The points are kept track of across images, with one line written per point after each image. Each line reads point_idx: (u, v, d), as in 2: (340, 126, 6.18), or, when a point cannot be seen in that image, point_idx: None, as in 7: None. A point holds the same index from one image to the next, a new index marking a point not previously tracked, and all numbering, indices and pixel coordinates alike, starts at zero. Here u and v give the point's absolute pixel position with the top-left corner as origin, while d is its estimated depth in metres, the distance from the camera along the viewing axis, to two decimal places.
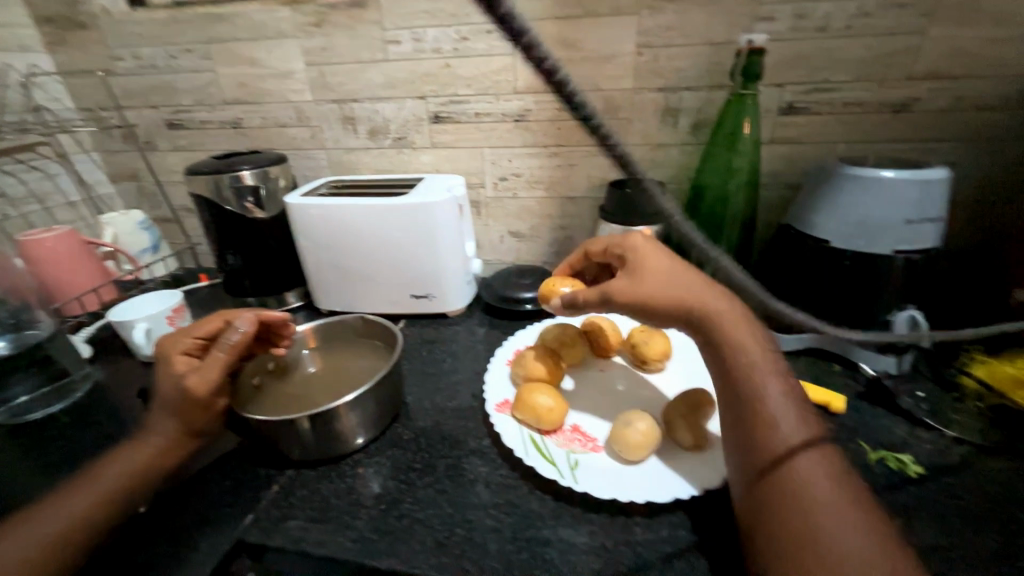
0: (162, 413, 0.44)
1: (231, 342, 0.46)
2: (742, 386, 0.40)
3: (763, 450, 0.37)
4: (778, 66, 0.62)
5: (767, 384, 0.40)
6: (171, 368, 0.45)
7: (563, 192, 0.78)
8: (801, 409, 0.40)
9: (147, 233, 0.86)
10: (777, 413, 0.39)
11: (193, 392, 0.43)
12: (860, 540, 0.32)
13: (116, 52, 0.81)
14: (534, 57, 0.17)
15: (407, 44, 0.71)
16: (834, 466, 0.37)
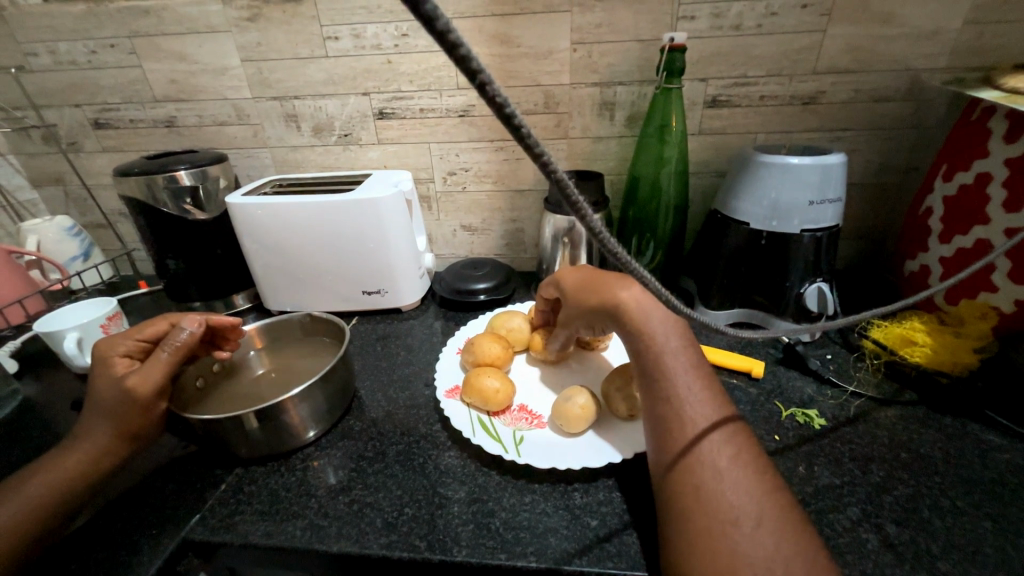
0: (100, 415, 0.43)
1: (176, 342, 0.45)
2: (651, 369, 0.42)
3: (670, 424, 0.39)
4: (700, 62, 0.66)
5: (671, 360, 0.42)
6: (110, 371, 0.44)
7: (511, 185, 0.80)
8: (706, 380, 0.42)
9: (77, 239, 0.82)
10: (680, 387, 0.41)
11: (135, 391, 0.43)
12: (738, 483, 0.35)
13: (29, 47, 0.76)
14: (455, 51, 0.16)
15: (347, 41, 0.70)
16: (735, 432, 0.39)
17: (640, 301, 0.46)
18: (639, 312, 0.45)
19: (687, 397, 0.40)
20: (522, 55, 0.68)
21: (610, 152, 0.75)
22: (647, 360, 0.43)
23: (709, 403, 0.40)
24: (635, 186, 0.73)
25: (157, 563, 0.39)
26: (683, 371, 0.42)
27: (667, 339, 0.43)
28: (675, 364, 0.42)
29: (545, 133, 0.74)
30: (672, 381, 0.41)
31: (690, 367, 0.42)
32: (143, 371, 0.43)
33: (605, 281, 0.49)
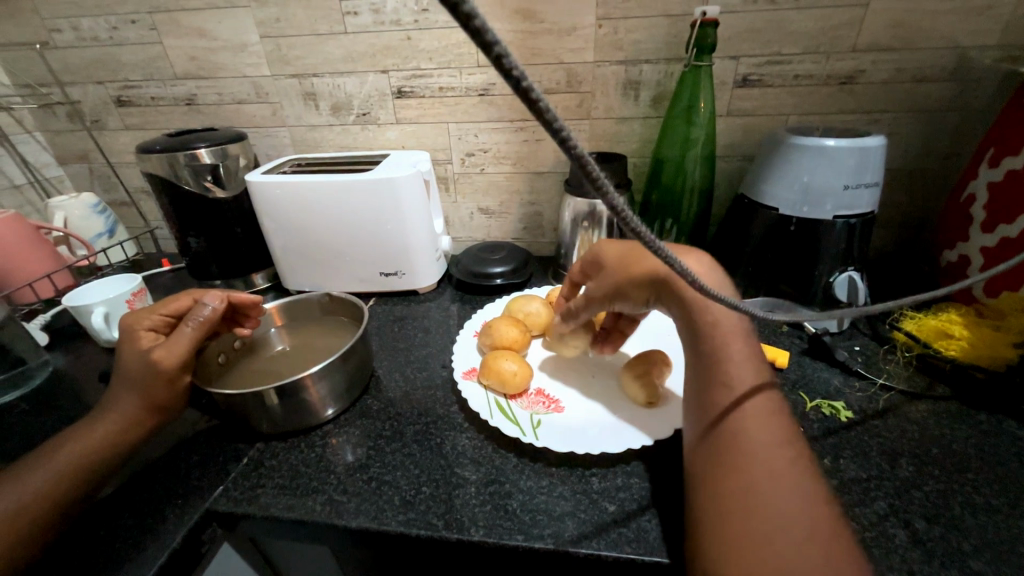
0: (128, 388, 0.43)
1: (200, 318, 0.46)
2: (702, 342, 0.41)
3: (717, 401, 0.38)
4: (731, 39, 0.63)
5: (728, 338, 0.40)
6: (136, 345, 0.44)
7: (530, 167, 0.78)
8: (758, 364, 0.40)
9: (102, 217, 0.84)
10: (732, 362, 0.39)
11: (160, 364, 0.43)
12: (786, 473, 0.33)
13: (52, 22, 0.76)
14: (465, 21, 0.14)
15: (366, 16, 0.69)
16: (782, 415, 0.38)
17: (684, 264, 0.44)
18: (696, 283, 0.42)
19: (740, 378, 0.39)
20: (545, 31, 0.66)
21: (633, 134, 0.73)
22: (700, 335, 0.41)
23: (756, 387, 0.38)
24: (658, 168, 0.71)
25: (183, 531, 0.40)
26: (738, 352, 0.40)
27: (726, 316, 0.41)
28: (730, 344, 0.40)
29: (567, 113, 0.72)
30: (726, 361, 0.39)
31: (745, 348, 0.40)
32: (169, 345, 0.44)
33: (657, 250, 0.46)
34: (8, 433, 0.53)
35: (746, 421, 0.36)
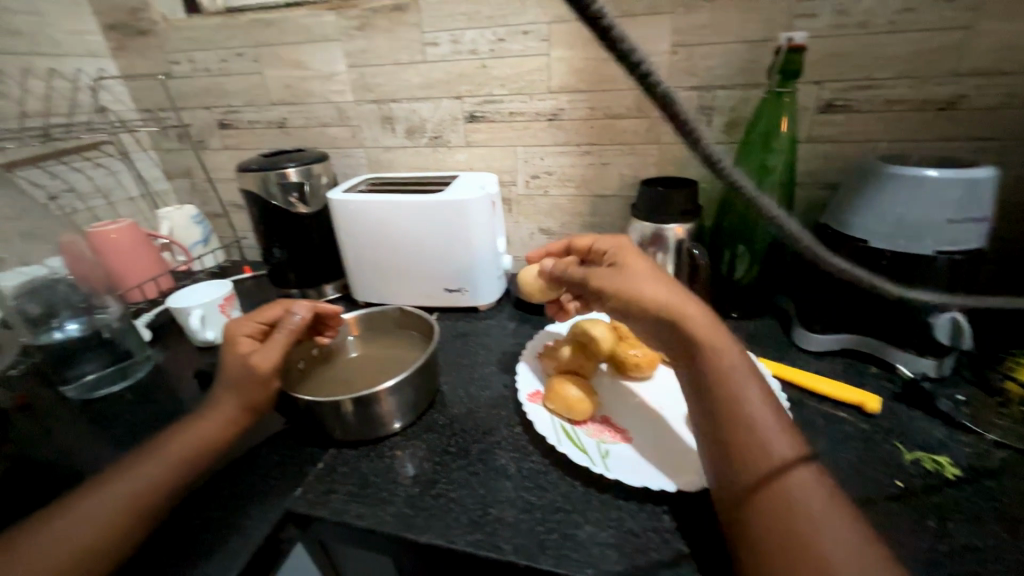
0: (228, 390, 0.47)
1: (291, 326, 0.50)
2: (716, 388, 0.40)
3: (750, 462, 0.36)
4: (815, 64, 0.61)
5: (749, 393, 0.40)
6: (235, 349, 0.49)
7: (595, 190, 0.78)
8: (781, 417, 0.40)
9: (199, 227, 0.93)
10: (753, 412, 0.39)
11: (257, 368, 0.47)
12: (840, 534, 0.32)
13: (173, 56, 0.86)
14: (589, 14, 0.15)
15: (445, 46, 0.73)
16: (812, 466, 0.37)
17: (681, 295, 0.44)
18: (709, 333, 0.42)
19: (772, 435, 0.38)
20: None
21: (703, 159, 0.72)
22: (711, 381, 0.41)
23: (780, 439, 0.37)
24: (730, 195, 0.69)
25: (265, 529, 0.42)
26: (761, 406, 0.39)
27: (740, 369, 0.41)
28: (753, 400, 0.39)
29: (635, 138, 0.72)
30: (756, 416, 0.38)
31: (765, 401, 0.40)
32: (264, 350, 0.48)
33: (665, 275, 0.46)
34: (119, 421, 0.59)
35: (793, 482, 0.35)
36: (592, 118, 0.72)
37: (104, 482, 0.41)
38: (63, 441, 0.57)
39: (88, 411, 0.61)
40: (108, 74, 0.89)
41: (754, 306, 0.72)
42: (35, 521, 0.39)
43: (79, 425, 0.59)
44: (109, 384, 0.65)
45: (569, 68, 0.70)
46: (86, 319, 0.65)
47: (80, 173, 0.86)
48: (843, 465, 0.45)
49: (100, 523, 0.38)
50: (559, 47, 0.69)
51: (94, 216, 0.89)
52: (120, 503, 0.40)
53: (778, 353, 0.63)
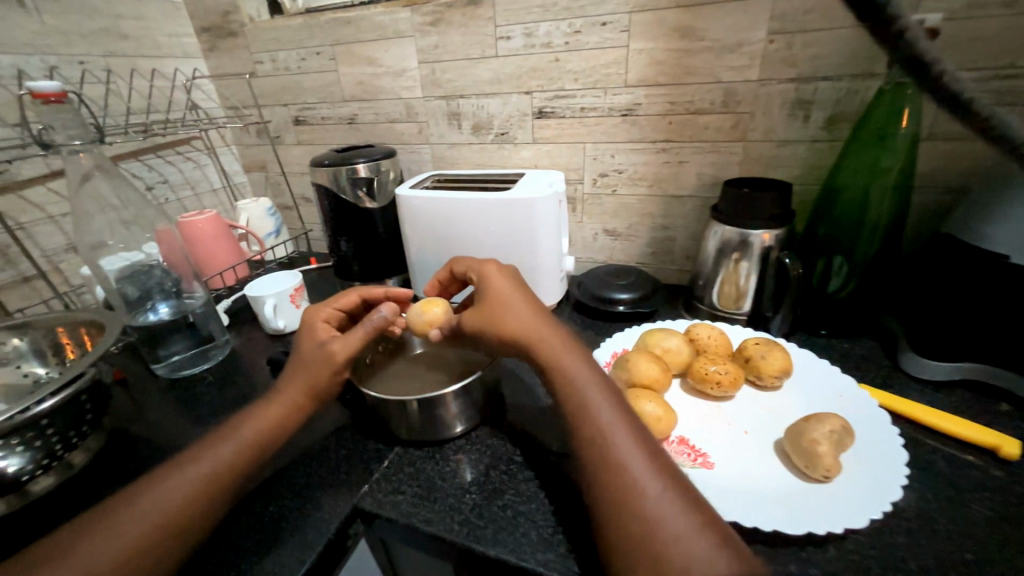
0: (299, 379, 0.49)
1: (374, 322, 0.49)
2: (612, 462, 0.37)
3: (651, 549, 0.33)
4: (945, 51, 0.53)
5: (643, 476, 0.36)
6: (317, 333, 0.51)
7: (668, 190, 0.74)
8: (694, 503, 0.35)
9: (273, 218, 0.97)
10: (655, 497, 0.35)
11: (336, 354, 0.48)
12: None
13: (257, 55, 0.91)
14: None
15: (518, 40, 0.71)
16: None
17: (559, 348, 0.45)
18: (589, 404, 0.41)
19: (676, 525, 0.33)
20: (704, 49, 0.62)
21: (795, 158, 0.65)
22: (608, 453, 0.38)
23: (691, 533, 0.33)
24: (830, 198, 0.63)
25: (336, 523, 0.43)
26: (662, 491, 0.35)
27: (632, 447, 0.38)
28: (652, 485, 0.36)
29: (718, 135, 0.67)
30: (652, 504, 0.35)
31: (667, 485, 0.36)
32: (346, 338, 0.49)
33: (532, 317, 0.48)
34: (202, 402, 0.63)
35: None
36: (671, 113, 0.67)
37: (184, 463, 0.43)
38: (154, 418, 0.61)
39: (175, 391, 0.65)
40: (199, 73, 0.95)
41: (848, 324, 0.65)
42: (122, 496, 0.40)
43: (167, 402, 0.63)
44: (193, 365, 0.69)
45: (649, 60, 0.66)
46: (176, 302, 0.70)
47: (173, 166, 0.92)
48: (972, 519, 0.39)
49: (181, 505, 0.39)
50: (640, 38, 0.65)
51: (183, 206, 0.95)
52: (199, 486, 0.41)
53: (880, 380, 0.56)
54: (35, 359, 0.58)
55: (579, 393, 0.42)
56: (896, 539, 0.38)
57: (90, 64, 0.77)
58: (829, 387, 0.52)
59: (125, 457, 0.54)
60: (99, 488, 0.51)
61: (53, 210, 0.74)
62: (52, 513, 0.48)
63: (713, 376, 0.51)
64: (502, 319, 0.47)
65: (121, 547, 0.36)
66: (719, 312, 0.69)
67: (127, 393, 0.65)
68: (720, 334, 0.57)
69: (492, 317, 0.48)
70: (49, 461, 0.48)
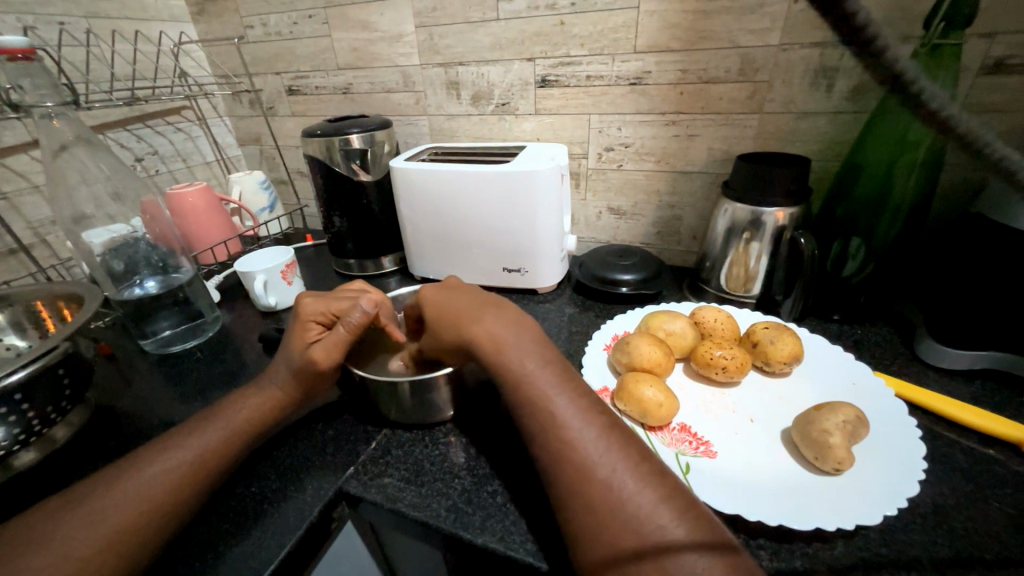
0: (285, 370, 0.47)
1: (353, 321, 0.46)
2: (556, 434, 0.37)
3: (602, 512, 0.33)
4: (988, 11, 0.49)
5: (595, 457, 0.35)
6: (302, 333, 0.47)
7: (677, 166, 0.70)
8: (654, 477, 0.35)
9: (266, 193, 0.94)
10: (599, 460, 0.35)
11: (317, 361, 0.45)
12: None
13: (248, 20, 0.86)
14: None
15: (521, 1, 0.66)
16: (693, 521, 0.32)
17: (496, 338, 0.42)
18: (533, 388, 0.39)
19: (634, 506, 0.33)
20: (722, 10, 0.58)
21: (816, 132, 0.61)
22: (549, 424, 0.37)
23: (637, 489, 0.33)
24: (852, 174, 0.59)
25: (319, 506, 0.41)
26: (617, 469, 0.34)
27: (583, 425, 0.37)
28: (606, 464, 0.35)
29: (733, 106, 0.63)
30: (606, 487, 0.34)
31: (622, 462, 0.35)
32: (326, 344, 0.46)
33: (468, 312, 0.45)
34: (190, 378, 0.61)
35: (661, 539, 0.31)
36: (683, 82, 0.63)
37: (165, 449, 0.41)
38: (140, 394, 0.59)
39: (163, 366, 0.64)
40: (188, 38, 0.91)
41: (862, 311, 0.61)
42: (100, 483, 0.38)
43: (154, 378, 0.62)
44: (181, 341, 0.68)
45: (661, 24, 0.61)
46: (163, 277, 0.67)
47: (163, 137, 0.89)
48: (992, 519, 0.37)
49: (164, 492, 0.38)
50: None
51: (174, 178, 0.93)
52: (184, 473, 0.39)
53: (896, 369, 0.53)
54: (14, 332, 0.57)
55: (522, 380, 0.40)
56: (909, 536, 0.36)
57: (71, 25, 0.73)
58: (842, 375, 0.49)
59: (109, 433, 0.53)
60: (81, 464, 0.49)
61: (36, 179, 0.71)
62: (33, 488, 0.47)
63: (718, 361, 0.48)
64: (443, 328, 0.46)
65: (103, 535, 0.34)
66: (728, 295, 0.66)
67: (114, 367, 0.64)
68: (728, 317, 0.54)
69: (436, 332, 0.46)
70: (27, 437, 0.46)
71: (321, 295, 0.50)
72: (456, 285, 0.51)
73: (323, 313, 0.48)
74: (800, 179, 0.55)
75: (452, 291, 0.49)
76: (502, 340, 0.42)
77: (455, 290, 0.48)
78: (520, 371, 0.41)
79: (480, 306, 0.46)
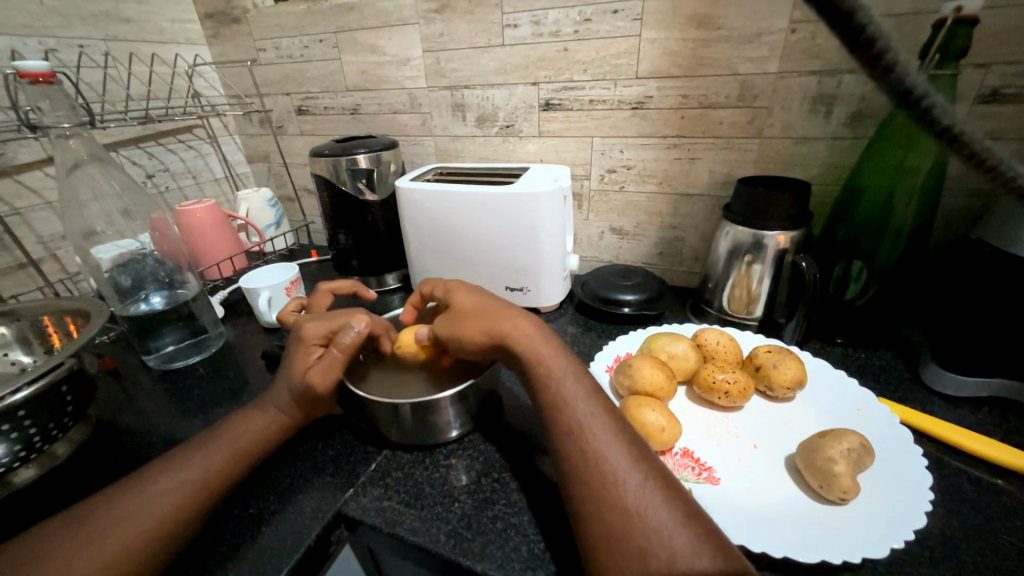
0: (287, 391, 0.47)
1: (345, 342, 0.47)
2: (581, 440, 0.37)
3: (626, 519, 0.33)
4: (981, 43, 0.50)
5: (622, 467, 0.35)
6: (300, 357, 0.47)
7: (678, 188, 0.70)
8: (679, 493, 0.34)
9: (273, 209, 0.96)
10: (625, 468, 0.35)
11: (314, 386, 0.46)
12: None
13: (261, 43, 0.89)
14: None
15: (526, 28, 0.68)
16: (717, 539, 0.32)
17: (527, 339, 0.43)
18: (567, 394, 0.40)
19: (659, 517, 0.32)
20: (722, 39, 0.59)
21: (815, 157, 0.62)
22: (577, 430, 0.38)
23: (663, 499, 0.33)
24: (851, 199, 0.59)
25: (317, 529, 0.41)
26: (643, 480, 0.35)
27: (610, 435, 0.38)
28: (632, 473, 0.35)
29: (733, 130, 0.64)
30: (631, 496, 0.34)
31: (647, 476, 0.35)
32: (323, 367, 0.46)
33: (498, 309, 0.46)
34: (191, 395, 0.61)
35: (685, 550, 0.31)
36: (684, 107, 0.64)
37: (170, 468, 0.41)
38: (142, 409, 0.59)
39: (165, 382, 0.64)
40: (202, 60, 0.94)
41: (866, 334, 0.61)
42: (102, 501, 0.38)
43: (156, 393, 0.62)
44: (184, 357, 0.68)
45: (662, 51, 0.63)
46: (169, 293, 0.68)
47: (174, 154, 0.91)
48: (1004, 552, 0.36)
49: (168, 511, 0.38)
50: (652, 27, 0.62)
51: (184, 194, 0.94)
52: (187, 492, 0.39)
53: (901, 395, 0.53)
54: (19, 347, 0.57)
55: (554, 383, 0.41)
56: (917, 569, 0.35)
57: (90, 47, 0.75)
58: (846, 400, 0.49)
59: (109, 450, 0.53)
60: (80, 481, 0.49)
61: (49, 196, 0.73)
62: (30, 505, 0.47)
63: (721, 385, 0.48)
64: (463, 323, 0.46)
65: (106, 554, 0.34)
66: (730, 317, 0.66)
67: (117, 383, 0.64)
68: (730, 340, 0.54)
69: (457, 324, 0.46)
70: (27, 453, 0.46)
71: (315, 317, 0.50)
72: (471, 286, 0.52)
73: (323, 334, 0.48)
74: (801, 203, 0.55)
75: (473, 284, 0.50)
76: (532, 340, 0.43)
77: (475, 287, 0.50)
78: (551, 374, 0.42)
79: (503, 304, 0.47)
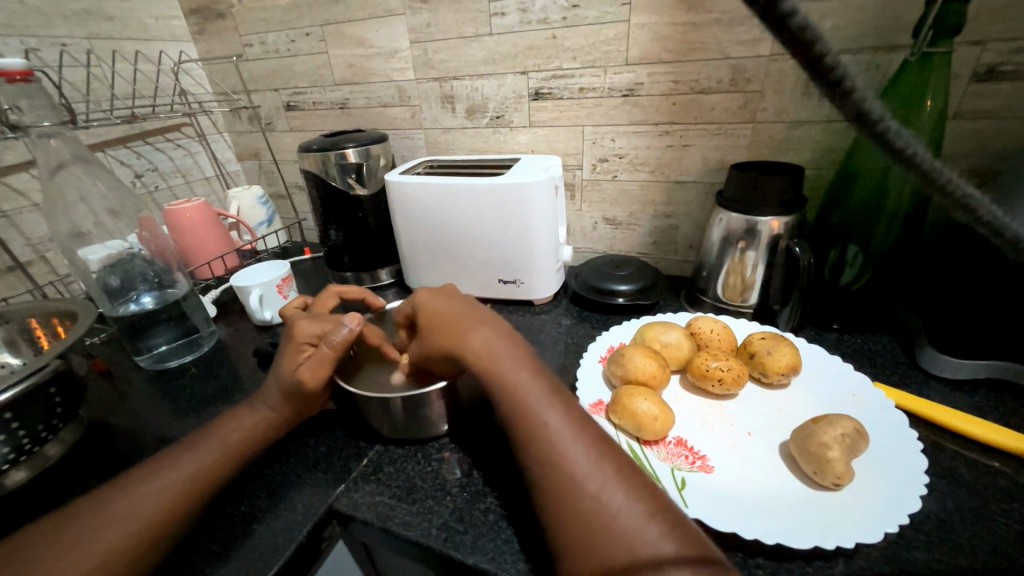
0: (276, 389, 0.47)
1: (338, 339, 0.46)
2: (541, 446, 0.37)
3: (591, 525, 0.32)
4: (976, 20, 0.49)
5: (582, 470, 0.35)
6: (294, 353, 0.47)
7: (671, 176, 0.69)
8: (643, 491, 0.34)
9: (264, 207, 0.95)
10: (586, 472, 0.35)
11: (306, 383, 0.45)
12: None
13: (246, 38, 0.88)
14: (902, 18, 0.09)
15: (513, 16, 0.67)
16: (683, 536, 0.32)
17: (488, 350, 0.42)
18: (524, 399, 0.39)
19: (625, 518, 0.32)
20: (712, 22, 0.58)
21: (809, 141, 0.61)
22: (538, 435, 0.37)
23: (626, 500, 0.33)
24: (846, 181, 0.58)
25: (308, 526, 0.40)
26: (606, 481, 0.34)
27: (570, 437, 0.37)
28: (595, 476, 0.34)
29: (725, 116, 0.63)
30: (595, 500, 0.33)
31: (609, 476, 0.34)
32: (315, 363, 0.45)
33: (463, 318, 0.45)
34: (184, 394, 0.61)
35: (651, 552, 0.30)
36: (675, 93, 0.63)
37: (158, 469, 0.40)
38: (134, 410, 0.59)
39: (158, 382, 0.64)
40: (187, 57, 0.92)
41: (861, 319, 0.61)
42: (89, 502, 0.38)
43: (148, 394, 0.62)
44: (176, 357, 0.67)
45: (652, 36, 0.61)
46: (159, 293, 0.67)
47: (163, 153, 0.90)
48: (1001, 536, 0.35)
49: (154, 511, 0.37)
50: (641, 12, 0.61)
51: (174, 194, 0.93)
52: (176, 492, 0.39)
53: (897, 380, 0.52)
54: (7, 350, 0.57)
55: (511, 389, 0.40)
56: (913, 554, 0.35)
57: (73, 46, 0.74)
58: (842, 386, 0.48)
59: (100, 452, 0.53)
60: (71, 484, 0.49)
61: (35, 197, 0.72)
62: (21, 507, 0.46)
63: (714, 373, 0.48)
64: (431, 333, 0.45)
65: (93, 556, 0.34)
66: (725, 305, 0.65)
67: (109, 384, 0.64)
68: (724, 328, 0.54)
69: (424, 332, 0.46)
70: (16, 455, 0.46)
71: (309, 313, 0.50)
72: (450, 292, 0.51)
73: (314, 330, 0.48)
74: (794, 187, 0.54)
75: (444, 291, 0.50)
76: (492, 350, 0.42)
77: (447, 294, 0.49)
78: (507, 380, 0.41)
79: (471, 313, 0.46)
